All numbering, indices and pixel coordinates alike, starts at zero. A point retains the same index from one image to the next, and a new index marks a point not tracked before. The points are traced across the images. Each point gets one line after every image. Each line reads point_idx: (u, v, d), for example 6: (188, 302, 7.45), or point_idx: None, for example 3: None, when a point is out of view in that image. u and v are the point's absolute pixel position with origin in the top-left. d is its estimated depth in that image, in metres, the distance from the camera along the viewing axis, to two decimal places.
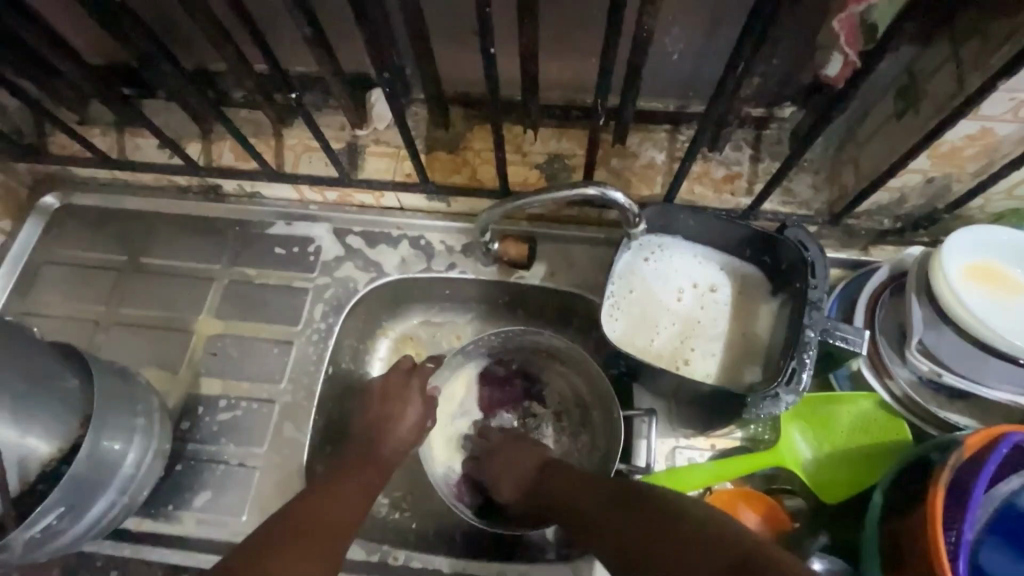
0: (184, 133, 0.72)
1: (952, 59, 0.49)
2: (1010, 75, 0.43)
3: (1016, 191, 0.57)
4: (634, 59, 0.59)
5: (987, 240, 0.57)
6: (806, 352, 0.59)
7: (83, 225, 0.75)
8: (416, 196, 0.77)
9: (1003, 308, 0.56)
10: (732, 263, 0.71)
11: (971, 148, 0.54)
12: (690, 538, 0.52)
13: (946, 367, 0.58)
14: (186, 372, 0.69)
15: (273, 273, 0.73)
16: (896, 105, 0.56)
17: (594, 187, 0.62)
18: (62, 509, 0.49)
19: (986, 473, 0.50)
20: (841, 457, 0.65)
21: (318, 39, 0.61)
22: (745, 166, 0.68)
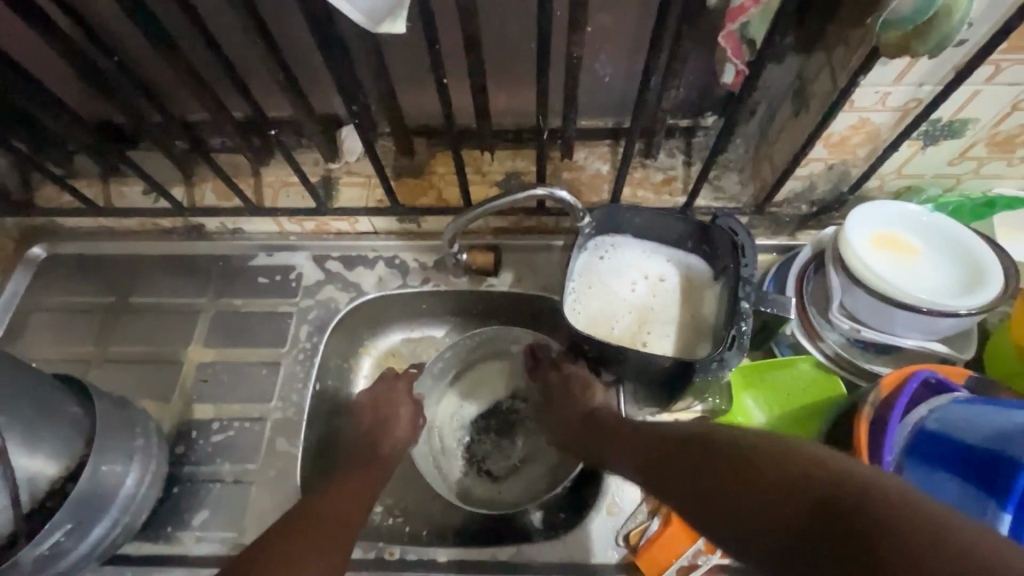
0: (168, 178, 0.83)
1: (828, 64, 0.60)
2: (867, 71, 0.54)
3: (903, 170, 0.69)
4: (571, 79, 0.65)
5: (883, 214, 0.66)
6: (743, 321, 0.64)
7: (69, 271, 0.85)
8: (389, 220, 0.82)
9: (906, 269, 0.64)
10: (678, 252, 0.77)
11: (856, 136, 0.64)
12: (757, 486, 0.40)
13: (864, 324, 0.65)
14: (179, 400, 0.76)
15: (257, 301, 0.82)
16: (792, 106, 0.68)
17: (542, 188, 0.67)
18: (69, 526, 0.54)
19: (901, 406, 0.54)
20: (790, 416, 0.68)
21: (291, 83, 0.67)
22: (678, 169, 0.79)
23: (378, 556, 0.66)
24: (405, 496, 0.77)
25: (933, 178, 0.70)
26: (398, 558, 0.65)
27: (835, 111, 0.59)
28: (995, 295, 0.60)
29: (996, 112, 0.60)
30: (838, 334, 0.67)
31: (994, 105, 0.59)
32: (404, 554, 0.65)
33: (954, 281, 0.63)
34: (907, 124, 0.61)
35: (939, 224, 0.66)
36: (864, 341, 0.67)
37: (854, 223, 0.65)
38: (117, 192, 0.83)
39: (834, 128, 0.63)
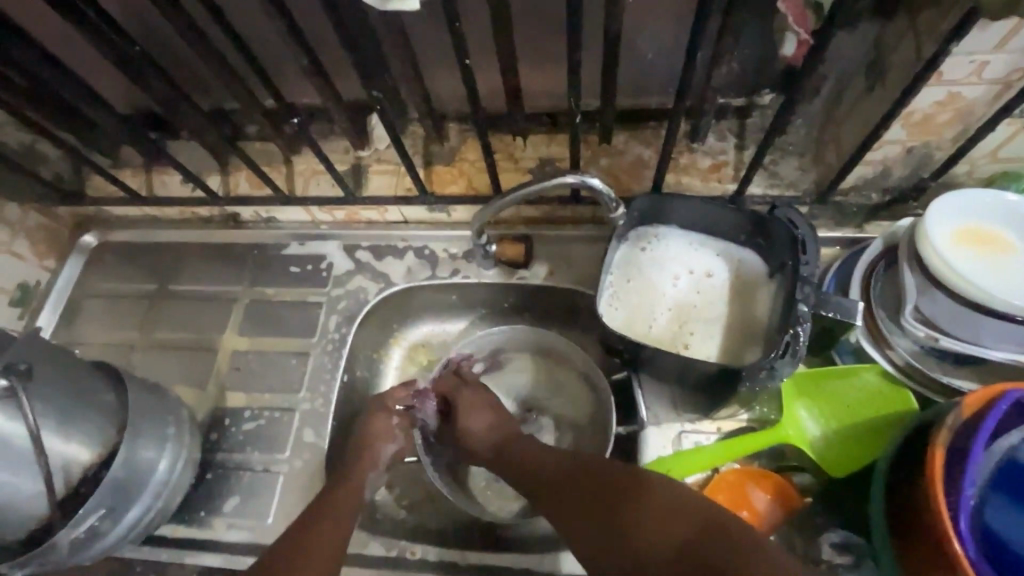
0: (204, 168, 0.83)
1: (912, 30, 0.52)
2: (962, 38, 0.46)
3: (1000, 152, 0.59)
4: (608, 56, 0.59)
5: (971, 204, 0.57)
6: (800, 326, 0.57)
7: (116, 259, 0.88)
8: (418, 209, 0.80)
9: (996, 270, 0.55)
10: (727, 245, 0.70)
11: (944, 115, 0.55)
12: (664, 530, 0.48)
13: (942, 332, 0.57)
14: (214, 387, 0.77)
15: (288, 290, 0.82)
16: (867, 80, 0.59)
17: (571, 175, 0.62)
18: (103, 511, 0.56)
19: (987, 432, 0.46)
20: (850, 431, 0.61)
21: (316, 69, 0.65)
22: (729, 153, 0.72)
23: (400, 555, 0.65)
24: (431, 492, 0.76)
25: None
26: (419, 559, 0.65)
27: (917, 86, 0.50)
28: None
29: None
30: (910, 341, 0.60)
31: None
32: (426, 555, 0.65)
33: None
34: (1007, 99, 0.52)
35: None
36: (942, 350, 0.59)
37: (935, 216, 0.57)
38: (158, 181, 0.85)
39: (917, 105, 0.54)
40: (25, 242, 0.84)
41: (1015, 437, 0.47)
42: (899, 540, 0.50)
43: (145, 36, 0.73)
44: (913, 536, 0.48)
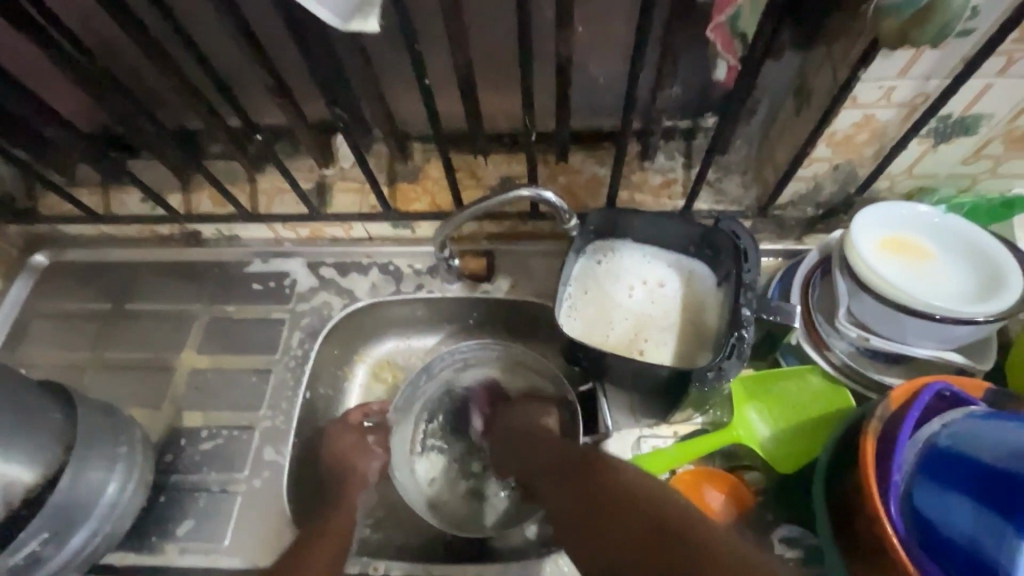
0: (166, 187, 0.83)
1: (829, 58, 0.57)
2: (868, 64, 0.51)
3: (914, 169, 0.65)
4: (561, 79, 0.63)
5: (892, 215, 0.63)
6: (743, 329, 0.61)
7: (69, 279, 0.86)
8: (382, 225, 0.81)
9: (916, 273, 0.60)
10: (678, 256, 0.74)
11: (862, 135, 0.61)
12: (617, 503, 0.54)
13: (872, 331, 0.61)
14: (169, 407, 0.75)
15: (251, 307, 0.81)
16: (795, 104, 0.65)
17: (526, 189, 0.65)
18: (46, 535, 0.54)
19: (912, 419, 0.50)
20: (796, 430, 0.65)
21: (280, 89, 0.67)
22: (678, 172, 0.77)
23: (362, 571, 0.64)
24: (394, 509, 0.75)
25: (947, 177, 0.66)
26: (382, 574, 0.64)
27: (836, 107, 0.56)
28: (1017, 300, 0.56)
29: (1013, 105, 0.57)
30: (845, 342, 0.64)
31: (1010, 97, 0.56)
32: (389, 569, 0.64)
33: (972, 286, 0.59)
34: (915, 120, 0.58)
35: (955, 226, 0.62)
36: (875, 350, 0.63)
37: (860, 226, 0.62)
38: (117, 200, 0.84)
39: (838, 125, 0.60)
40: None
41: (935, 425, 0.50)
42: (839, 525, 0.53)
43: (106, 55, 0.73)
44: (852, 520, 0.51)
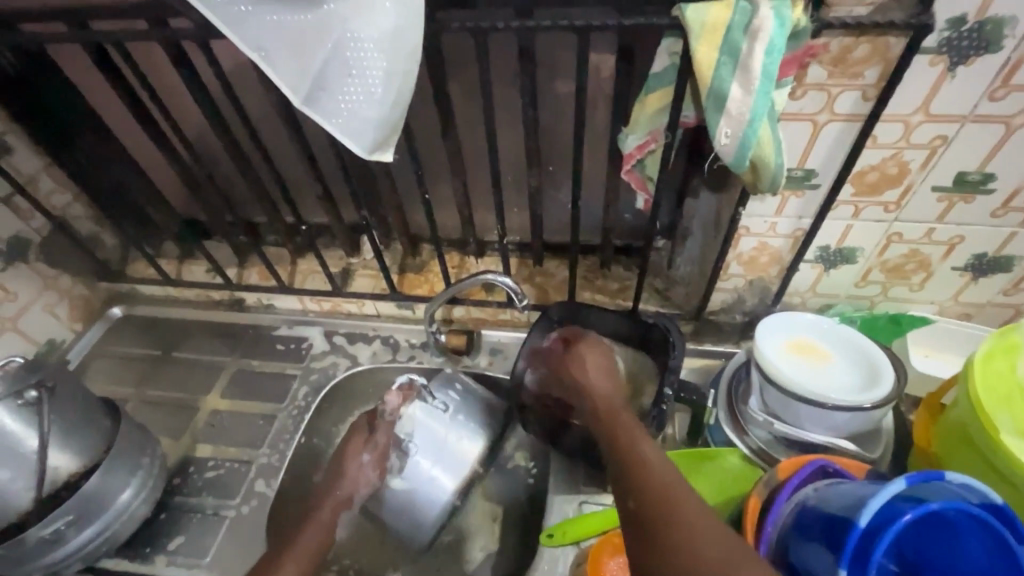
0: (227, 262, 1.05)
1: (727, 199, 0.76)
2: (746, 204, 0.69)
3: (816, 288, 0.80)
4: (533, 201, 0.84)
5: (795, 322, 0.76)
6: (663, 402, 0.72)
7: (133, 328, 1.05)
8: (389, 305, 0.99)
9: (810, 370, 0.72)
10: (630, 348, 0.86)
11: (764, 257, 0.77)
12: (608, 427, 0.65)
13: (777, 417, 0.72)
14: (187, 439, 0.89)
15: (272, 363, 0.97)
16: (714, 232, 0.83)
17: (487, 274, 0.81)
18: (71, 518, 0.66)
19: (791, 485, 0.59)
20: (719, 506, 0.72)
21: (326, 194, 0.90)
22: (632, 280, 0.94)
23: None
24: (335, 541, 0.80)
25: (847, 297, 0.80)
26: None
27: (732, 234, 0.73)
28: (888, 392, 0.67)
29: (876, 242, 0.72)
30: (761, 429, 0.74)
31: (870, 236, 0.72)
32: None
33: (858, 382, 0.70)
34: (799, 248, 0.74)
35: (848, 333, 0.74)
36: (785, 438, 0.72)
37: (765, 328, 0.75)
38: (187, 269, 1.06)
39: (742, 248, 0.77)
40: (65, 306, 1.00)
41: (809, 489, 0.58)
42: None
43: None
44: None
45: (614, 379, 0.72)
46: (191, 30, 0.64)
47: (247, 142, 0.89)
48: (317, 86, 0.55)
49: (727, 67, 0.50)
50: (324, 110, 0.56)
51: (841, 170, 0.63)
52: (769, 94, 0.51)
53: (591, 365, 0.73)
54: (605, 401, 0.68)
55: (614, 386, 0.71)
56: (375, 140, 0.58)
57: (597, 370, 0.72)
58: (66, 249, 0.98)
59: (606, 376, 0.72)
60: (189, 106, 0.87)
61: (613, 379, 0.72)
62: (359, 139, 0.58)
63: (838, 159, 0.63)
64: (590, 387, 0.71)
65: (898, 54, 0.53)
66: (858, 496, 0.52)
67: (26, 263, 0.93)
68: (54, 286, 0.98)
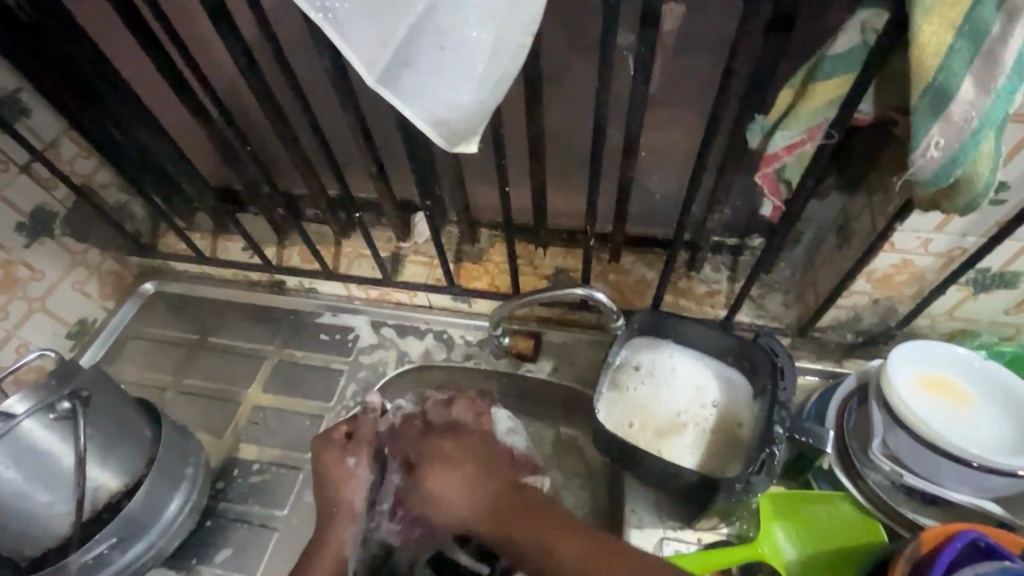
0: (265, 240, 0.95)
1: (868, 205, 0.62)
2: (903, 219, 0.57)
3: (955, 312, 0.68)
4: (623, 194, 0.71)
5: (932, 354, 0.64)
6: (775, 445, 0.63)
7: (167, 307, 0.97)
8: (443, 297, 0.90)
9: (952, 417, 0.61)
10: (719, 365, 0.76)
11: (900, 276, 0.65)
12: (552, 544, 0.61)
13: (906, 467, 0.62)
14: (230, 436, 0.83)
15: (316, 355, 0.90)
16: (836, 239, 0.70)
17: (581, 289, 0.71)
18: (114, 540, 0.60)
19: (941, 565, 0.50)
20: (826, 558, 0.65)
21: (379, 174, 0.78)
22: (722, 284, 0.82)
23: None
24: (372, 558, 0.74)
25: (990, 324, 0.68)
26: None
27: (874, 250, 0.61)
28: None
29: None
30: (881, 475, 0.64)
31: None
32: None
33: (1008, 437, 0.60)
34: (952, 269, 0.61)
35: (997, 374, 0.63)
36: (910, 487, 0.63)
37: (899, 362, 0.64)
38: (222, 246, 0.96)
39: (877, 265, 0.64)
40: (95, 283, 0.92)
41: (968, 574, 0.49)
42: None
43: None
44: None
45: (492, 473, 0.69)
46: None
47: (291, 109, 0.76)
48: (399, 62, 0.43)
49: (962, 54, 0.37)
50: (408, 94, 0.44)
51: None
52: (1011, 95, 0.38)
53: (453, 452, 0.71)
54: (476, 510, 0.67)
55: (483, 474, 0.68)
56: (465, 131, 0.46)
57: (462, 476, 0.68)
58: (93, 222, 0.89)
59: (466, 476, 0.68)
60: (227, 64, 0.75)
61: (479, 467, 0.69)
62: (446, 130, 0.46)
63: None
64: (454, 501, 0.68)
65: None
66: None
67: (52, 237, 0.85)
68: (83, 262, 0.90)
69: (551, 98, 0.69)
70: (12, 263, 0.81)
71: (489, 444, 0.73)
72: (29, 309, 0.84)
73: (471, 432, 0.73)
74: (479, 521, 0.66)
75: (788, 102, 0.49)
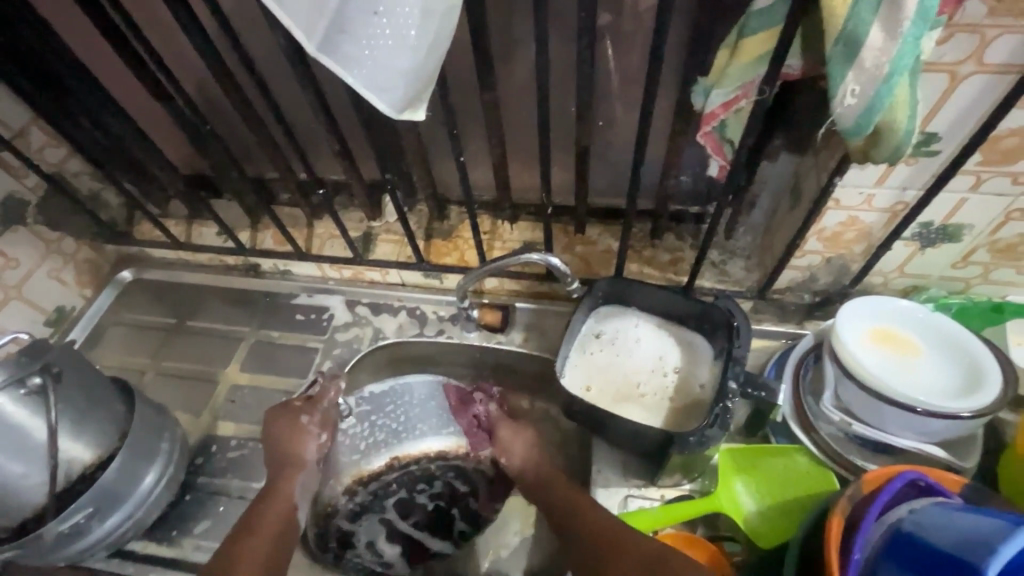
0: (238, 224, 0.96)
1: (814, 163, 0.64)
2: (843, 174, 0.58)
3: (905, 268, 0.70)
4: (581, 162, 0.73)
5: (882, 309, 0.66)
6: (728, 400, 0.65)
7: (145, 293, 0.99)
8: (415, 274, 0.91)
9: (899, 366, 0.63)
10: (683, 331, 0.78)
11: (849, 233, 0.67)
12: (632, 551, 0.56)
13: (855, 417, 0.65)
14: (208, 415, 0.85)
15: (292, 334, 0.91)
16: (790, 201, 0.71)
17: (537, 253, 0.72)
18: (91, 510, 0.62)
19: (880, 503, 0.52)
20: (782, 508, 0.67)
21: (343, 152, 0.79)
22: (686, 251, 0.84)
23: None
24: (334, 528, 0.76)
25: (940, 278, 0.70)
26: None
27: (819, 207, 0.62)
28: (992, 398, 0.58)
29: (991, 219, 0.61)
30: (832, 426, 0.67)
31: (987, 211, 0.61)
32: None
33: (953, 384, 0.62)
34: (897, 224, 0.63)
35: (945, 325, 0.65)
36: (860, 436, 0.65)
37: (849, 317, 0.66)
38: (196, 231, 0.97)
39: (825, 223, 0.66)
40: (71, 271, 0.94)
41: (903, 510, 0.51)
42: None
43: None
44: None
45: (542, 451, 0.73)
46: None
47: (253, 90, 0.77)
48: (334, 28, 0.44)
49: (869, 3, 0.39)
50: (345, 59, 0.45)
51: (973, 136, 0.52)
52: (918, 40, 0.39)
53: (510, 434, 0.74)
54: (538, 476, 0.70)
55: (533, 457, 0.72)
56: (404, 96, 0.48)
57: (525, 449, 0.73)
58: (66, 211, 0.90)
59: (525, 442, 0.73)
60: (187, 46, 0.76)
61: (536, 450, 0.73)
62: (386, 95, 0.47)
63: (970, 120, 0.52)
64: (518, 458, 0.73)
65: None
66: (972, 533, 0.44)
67: (25, 226, 0.86)
68: (57, 250, 0.91)
69: (505, 69, 0.70)
70: None
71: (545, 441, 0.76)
72: (5, 296, 0.85)
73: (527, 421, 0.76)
74: (540, 484, 0.69)
75: (723, 61, 0.50)
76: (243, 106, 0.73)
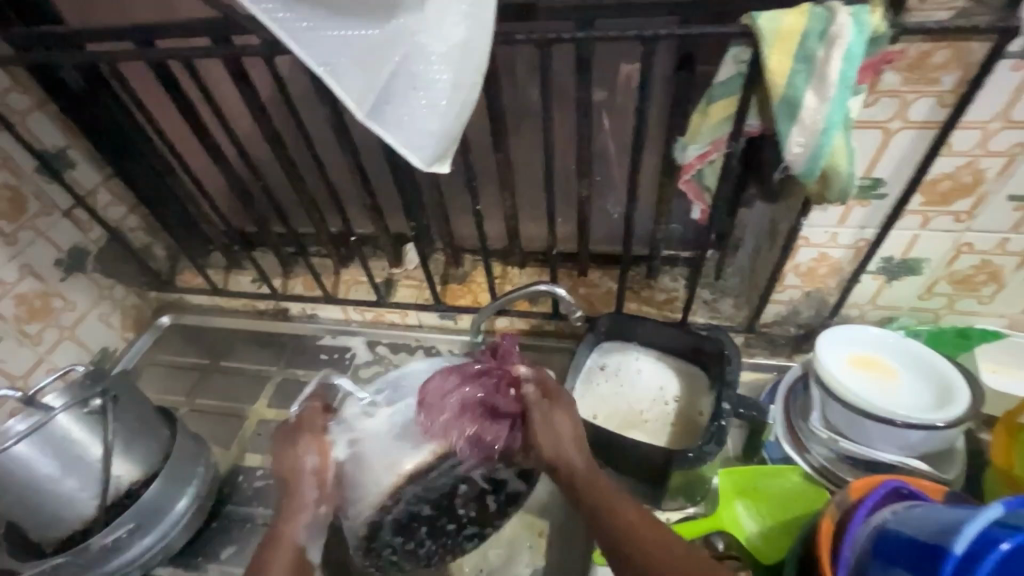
0: (272, 272, 1.05)
1: (784, 209, 0.73)
2: (808, 214, 0.67)
3: (877, 300, 0.77)
4: (583, 212, 0.83)
5: (860, 336, 0.73)
6: (721, 419, 0.70)
7: (181, 336, 1.07)
8: (432, 315, 0.99)
9: (878, 386, 0.69)
10: (680, 363, 0.85)
11: (822, 269, 0.75)
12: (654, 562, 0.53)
13: (841, 435, 0.70)
14: (236, 448, 0.91)
15: (317, 372, 0.98)
16: (768, 242, 0.80)
17: (543, 285, 0.79)
18: (132, 526, 0.67)
19: (866, 508, 0.57)
20: (782, 525, 0.70)
21: (373, 204, 0.89)
22: (680, 291, 0.92)
23: None
24: (344, 558, 0.79)
25: (910, 309, 0.77)
26: None
27: (792, 244, 0.71)
28: (962, 411, 0.64)
29: (944, 253, 0.70)
30: (823, 447, 0.72)
31: (939, 246, 0.69)
32: None
33: (929, 402, 0.67)
34: (862, 259, 0.71)
35: (919, 350, 0.71)
36: (848, 454, 0.70)
37: (832, 342, 0.72)
38: (233, 279, 1.06)
39: (800, 259, 0.74)
40: (118, 316, 1.02)
41: (886, 511, 0.56)
42: None
43: None
44: None
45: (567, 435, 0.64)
46: (257, 47, 0.67)
47: (298, 153, 0.89)
48: (381, 99, 0.55)
49: (802, 74, 0.50)
50: (388, 123, 0.56)
51: (911, 180, 0.62)
52: (844, 102, 0.50)
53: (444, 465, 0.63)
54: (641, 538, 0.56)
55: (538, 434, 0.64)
56: (434, 152, 0.58)
57: (570, 437, 0.61)
58: (120, 261, 1.00)
59: (573, 445, 0.61)
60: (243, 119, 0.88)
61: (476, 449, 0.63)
62: (419, 151, 0.58)
63: (909, 166, 0.61)
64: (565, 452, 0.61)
65: (979, 61, 0.52)
66: (947, 524, 0.49)
67: (84, 274, 0.96)
68: (109, 295, 1.00)
69: (516, 133, 0.81)
70: (49, 294, 0.91)
71: (588, 424, 0.65)
72: (60, 336, 0.94)
73: (568, 399, 0.65)
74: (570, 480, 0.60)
75: (695, 123, 0.61)
76: (289, 167, 0.85)
